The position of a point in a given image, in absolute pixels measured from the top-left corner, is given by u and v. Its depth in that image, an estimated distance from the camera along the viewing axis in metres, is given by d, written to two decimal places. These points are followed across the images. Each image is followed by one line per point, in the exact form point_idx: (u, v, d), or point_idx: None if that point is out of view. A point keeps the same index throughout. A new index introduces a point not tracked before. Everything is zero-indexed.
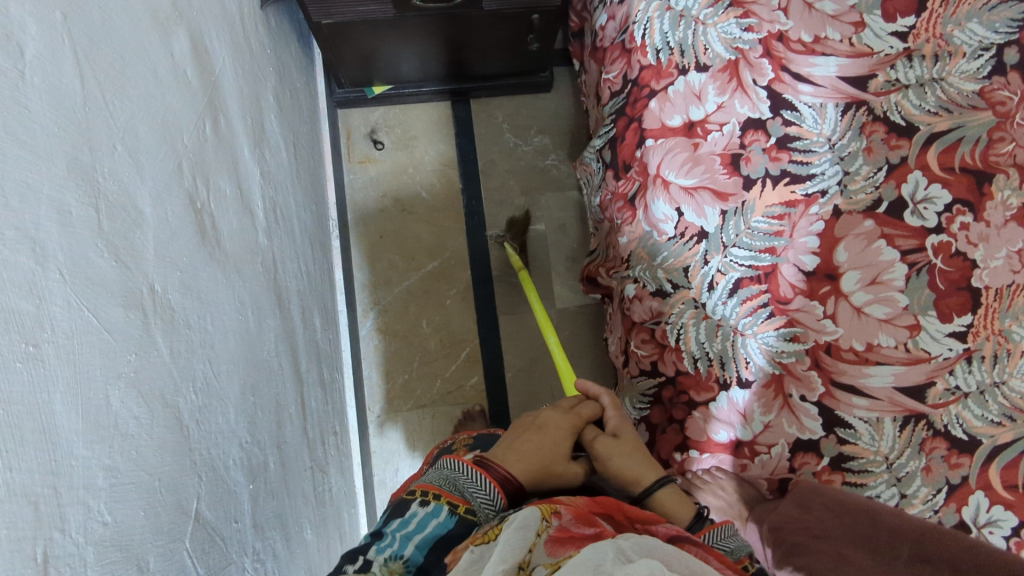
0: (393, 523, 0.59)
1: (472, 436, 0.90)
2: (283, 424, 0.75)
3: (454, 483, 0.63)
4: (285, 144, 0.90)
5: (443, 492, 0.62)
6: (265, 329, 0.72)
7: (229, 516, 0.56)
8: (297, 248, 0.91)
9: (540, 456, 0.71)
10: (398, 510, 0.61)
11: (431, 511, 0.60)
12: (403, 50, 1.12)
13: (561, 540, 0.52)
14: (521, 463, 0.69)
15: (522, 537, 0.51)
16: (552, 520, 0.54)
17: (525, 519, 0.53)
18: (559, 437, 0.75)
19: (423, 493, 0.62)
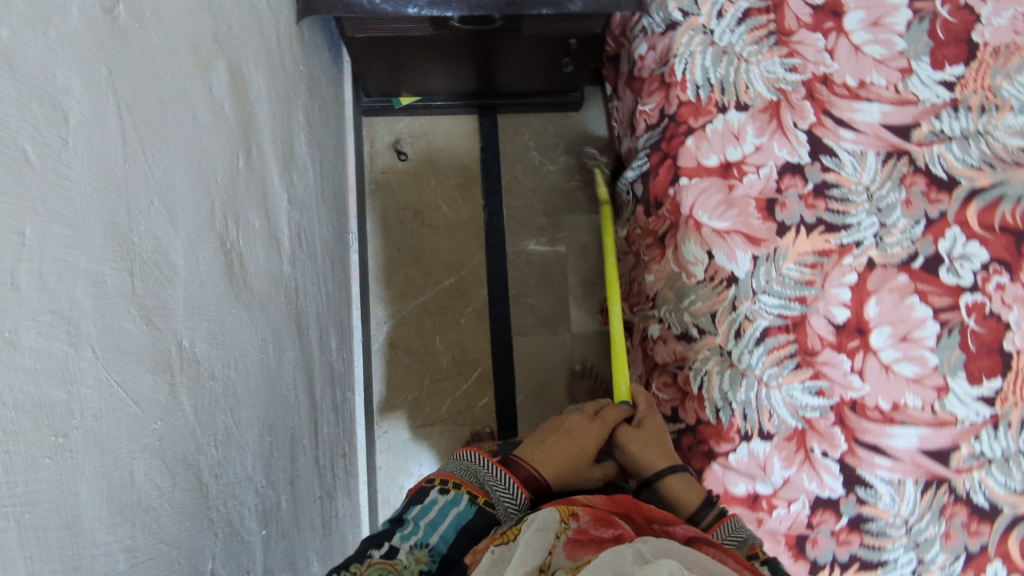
0: (414, 510, 0.59)
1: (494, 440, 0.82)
2: (297, 457, 0.73)
3: (476, 473, 0.64)
4: (312, 163, 0.88)
5: (464, 482, 0.62)
6: (285, 364, 0.70)
7: (241, 568, 0.54)
8: (318, 269, 0.89)
9: (567, 456, 0.69)
10: (421, 495, 0.61)
11: (451, 500, 0.60)
12: (434, 64, 1.10)
13: (580, 543, 0.51)
14: (549, 465, 0.68)
15: (539, 542, 0.50)
16: (570, 522, 0.53)
17: (543, 523, 0.52)
18: (586, 435, 0.72)
19: (443, 481, 0.62)
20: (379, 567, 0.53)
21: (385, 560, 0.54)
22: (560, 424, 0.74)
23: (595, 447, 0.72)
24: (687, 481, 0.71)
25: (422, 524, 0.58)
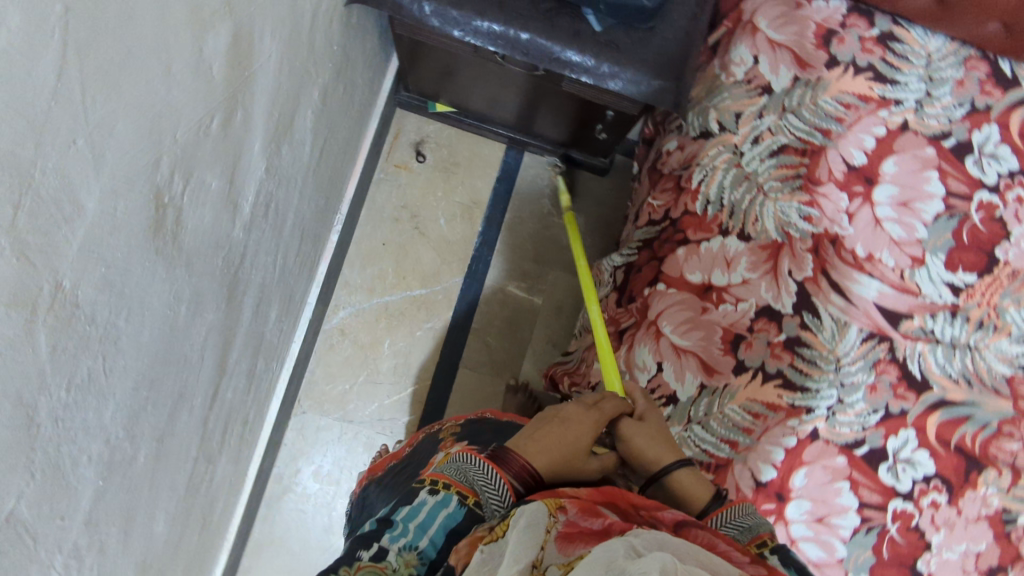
0: (403, 511, 0.56)
1: (462, 425, 0.80)
2: (177, 416, 0.72)
3: (466, 472, 0.59)
4: (313, 139, 0.88)
5: (453, 483, 0.58)
6: (197, 323, 0.69)
7: (54, 513, 0.53)
8: (281, 239, 0.88)
9: (560, 447, 0.63)
10: (410, 498, 0.57)
11: (437, 501, 0.56)
12: (476, 85, 1.09)
13: (570, 538, 0.46)
14: (542, 454, 0.62)
15: (529, 539, 0.45)
16: (558, 514, 0.48)
17: (530, 516, 0.47)
18: (583, 425, 0.66)
19: (433, 481, 0.58)
20: (367, 571, 0.51)
21: (374, 563, 0.51)
22: (555, 415, 0.67)
23: (591, 439, 0.66)
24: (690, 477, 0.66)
25: (410, 524, 0.54)
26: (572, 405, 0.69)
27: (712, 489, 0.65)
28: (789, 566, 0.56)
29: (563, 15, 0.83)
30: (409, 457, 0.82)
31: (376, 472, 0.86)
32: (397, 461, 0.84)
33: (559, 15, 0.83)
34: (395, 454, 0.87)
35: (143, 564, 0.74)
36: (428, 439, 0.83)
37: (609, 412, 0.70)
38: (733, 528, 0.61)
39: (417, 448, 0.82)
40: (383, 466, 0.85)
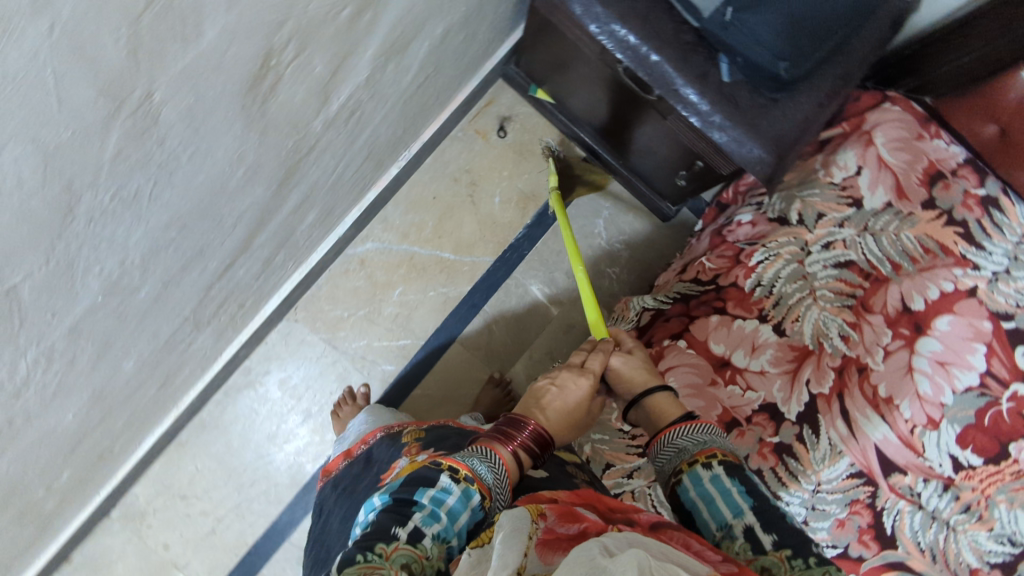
0: (429, 495, 0.52)
1: (425, 429, 0.81)
2: (189, 269, 0.71)
3: (485, 463, 0.56)
4: (418, 69, 0.87)
5: (474, 477, 0.54)
6: (244, 192, 0.69)
7: (49, 307, 0.53)
8: (348, 150, 0.87)
9: (565, 410, 0.66)
10: (430, 481, 0.54)
11: (461, 495, 0.53)
12: (583, 87, 1.07)
13: (550, 544, 0.45)
14: (549, 417, 0.64)
15: (514, 543, 0.43)
16: (540, 522, 0.47)
17: (513, 522, 0.45)
18: (577, 388, 0.68)
19: (454, 468, 0.55)
20: (404, 556, 0.47)
21: (411, 545, 0.48)
22: (549, 381, 0.68)
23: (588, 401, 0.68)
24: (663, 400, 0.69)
25: (439, 511, 0.51)
26: (561, 371, 0.70)
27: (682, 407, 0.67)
28: (734, 479, 0.56)
29: (697, 54, 0.82)
30: (365, 459, 0.83)
31: (334, 471, 0.87)
32: (353, 461, 0.85)
33: (695, 52, 0.82)
34: (351, 451, 0.88)
35: (99, 392, 0.74)
36: (385, 438, 0.84)
37: (595, 367, 0.71)
38: (691, 441, 0.62)
39: (373, 448, 0.84)
40: (339, 466, 0.87)
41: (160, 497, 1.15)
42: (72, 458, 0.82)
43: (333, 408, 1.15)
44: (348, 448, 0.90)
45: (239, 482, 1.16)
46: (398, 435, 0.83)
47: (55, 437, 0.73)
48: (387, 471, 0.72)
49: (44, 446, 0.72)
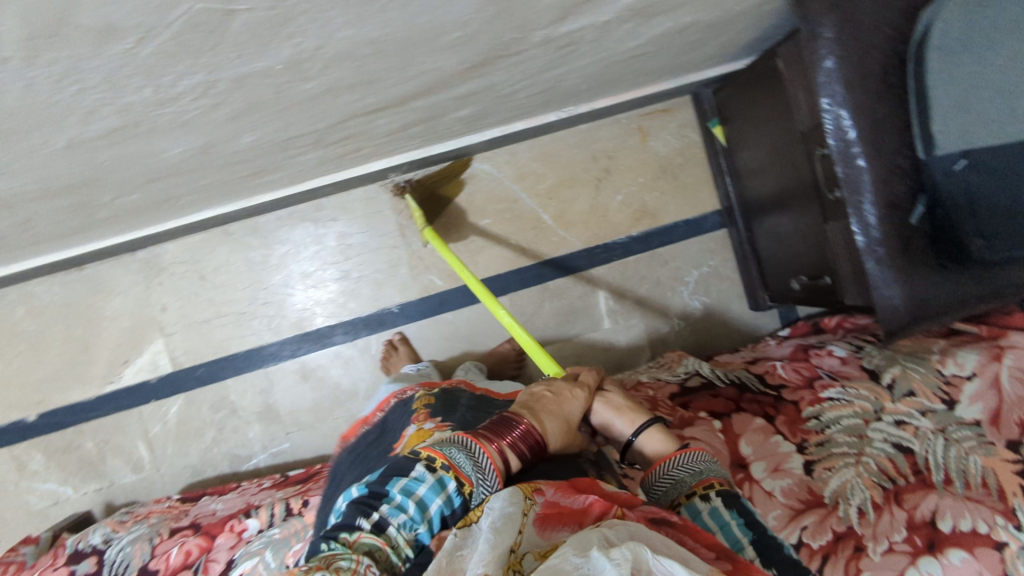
0: (399, 484, 0.57)
1: (435, 398, 0.90)
2: (352, 92, 0.70)
3: (463, 452, 0.59)
4: (643, 43, 0.85)
5: (450, 465, 0.58)
6: (442, 55, 0.68)
7: (240, 46, 0.52)
8: (539, 74, 0.85)
9: (560, 416, 0.69)
10: (405, 471, 0.58)
11: (433, 484, 0.56)
12: (764, 149, 1.04)
13: (547, 521, 0.52)
14: (545, 418, 0.68)
15: (508, 524, 0.50)
16: (536, 498, 0.55)
17: (506, 510, 0.53)
18: (568, 403, 0.72)
19: (429, 458, 0.59)
20: (367, 543, 0.53)
21: (374, 533, 0.53)
22: (546, 389, 0.73)
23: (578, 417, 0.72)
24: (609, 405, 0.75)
25: (407, 502, 0.55)
26: (557, 383, 0.75)
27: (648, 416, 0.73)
28: (733, 509, 0.57)
29: (901, 184, 0.78)
30: (381, 428, 0.92)
31: (354, 438, 0.97)
32: (369, 427, 0.95)
33: (901, 181, 0.78)
34: (369, 419, 0.98)
35: (210, 145, 0.74)
36: (400, 406, 0.94)
37: (589, 382, 0.78)
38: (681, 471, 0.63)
39: (389, 417, 0.93)
40: (358, 430, 0.96)
41: (182, 266, 1.16)
42: (150, 185, 0.84)
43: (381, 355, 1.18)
44: (368, 416, 1.00)
45: (253, 296, 1.18)
46: (409, 403, 0.93)
47: (153, 159, 0.74)
48: (398, 441, 0.82)
49: (142, 160, 0.73)
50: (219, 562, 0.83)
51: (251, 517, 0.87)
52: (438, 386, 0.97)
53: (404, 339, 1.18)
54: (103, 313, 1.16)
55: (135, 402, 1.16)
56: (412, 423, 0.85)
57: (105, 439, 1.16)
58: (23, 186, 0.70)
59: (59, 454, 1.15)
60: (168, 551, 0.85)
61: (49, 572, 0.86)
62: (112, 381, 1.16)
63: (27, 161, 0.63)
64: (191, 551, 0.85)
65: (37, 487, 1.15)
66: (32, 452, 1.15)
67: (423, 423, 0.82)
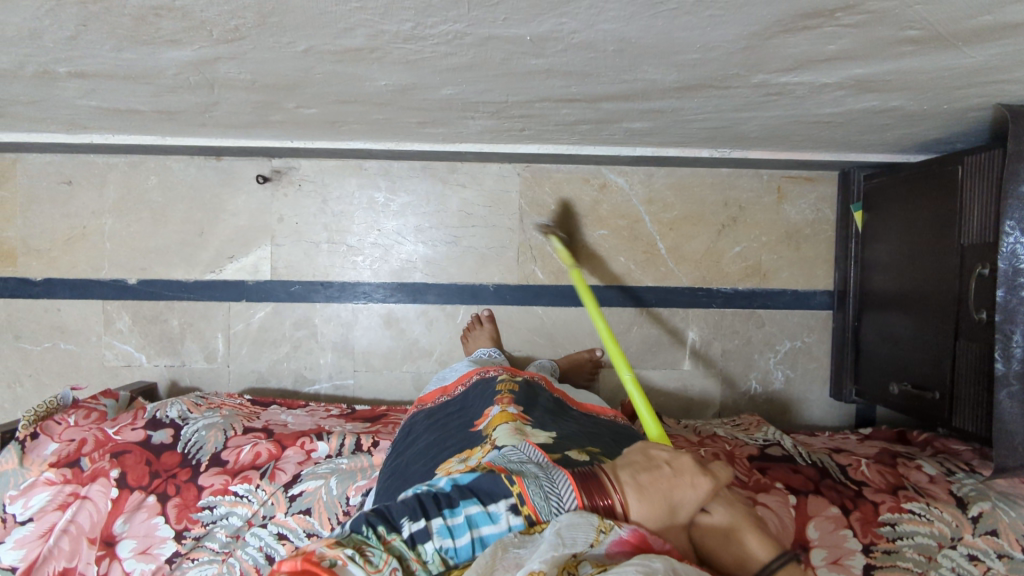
0: (473, 506, 0.49)
1: (518, 386, 0.84)
2: (565, 78, 0.72)
3: (555, 508, 0.49)
4: (840, 112, 0.84)
5: (534, 515, 0.49)
6: (665, 70, 0.69)
7: (515, 10, 0.54)
8: (727, 112, 0.85)
9: (663, 502, 0.51)
10: (489, 499, 0.49)
11: (502, 531, 0.48)
12: (906, 248, 1.03)
13: (619, 539, 0.48)
14: (640, 497, 0.50)
15: (577, 531, 0.46)
16: (614, 514, 0.49)
17: (578, 522, 0.47)
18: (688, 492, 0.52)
19: (520, 493, 0.50)
20: (402, 549, 0.45)
21: (410, 544, 0.46)
22: (664, 458, 0.54)
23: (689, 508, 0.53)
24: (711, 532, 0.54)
25: (463, 532, 0.48)
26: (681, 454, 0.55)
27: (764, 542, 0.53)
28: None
29: None
30: (458, 401, 0.86)
31: (429, 403, 0.92)
32: (448, 399, 0.89)
33: None
34: (448, 390, 0.93)
35: (412, 87, 0.77)
36: (480, 384, 0.88)
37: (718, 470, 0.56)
38: None
39: (468, 391, 0.88)
40: (435, 399, 0.91)
41: (311, 185, 1.20)
42: (332, 106, 0.87)
43: (462, 328, 1.20)
44: (445, 386, 0.94)
45: (364, 233, 1.21)
46: (488, 384, 0.86)
47: (358, 85, 0.77)
48: (477, 418, 0.76)
49: (348, 82, 0.76)
50: (287, 473, 0.85)
51: (322, 440, 0.90)
52: (520, 376, 0.91)
53: (491, 318, 1.19)
54: (226, 206, 1.20)
55: (228, 296, 1.21)
56: (492, 403, 0.79)
57: (189, 322, 1.21)
58: (239, 75, 0.74)
59: (145, 322, 1.21)
60: (239, 448, 0.88)
61: (127, 430, 0.89)
62: (213, 271, 1.20)
63: (263, 54, 0.66)
64: (261, 453, 0.87)
65: (116, 346, 1.20)
66: (122, 312, 1.20)
67: (508, 407, 0.76)
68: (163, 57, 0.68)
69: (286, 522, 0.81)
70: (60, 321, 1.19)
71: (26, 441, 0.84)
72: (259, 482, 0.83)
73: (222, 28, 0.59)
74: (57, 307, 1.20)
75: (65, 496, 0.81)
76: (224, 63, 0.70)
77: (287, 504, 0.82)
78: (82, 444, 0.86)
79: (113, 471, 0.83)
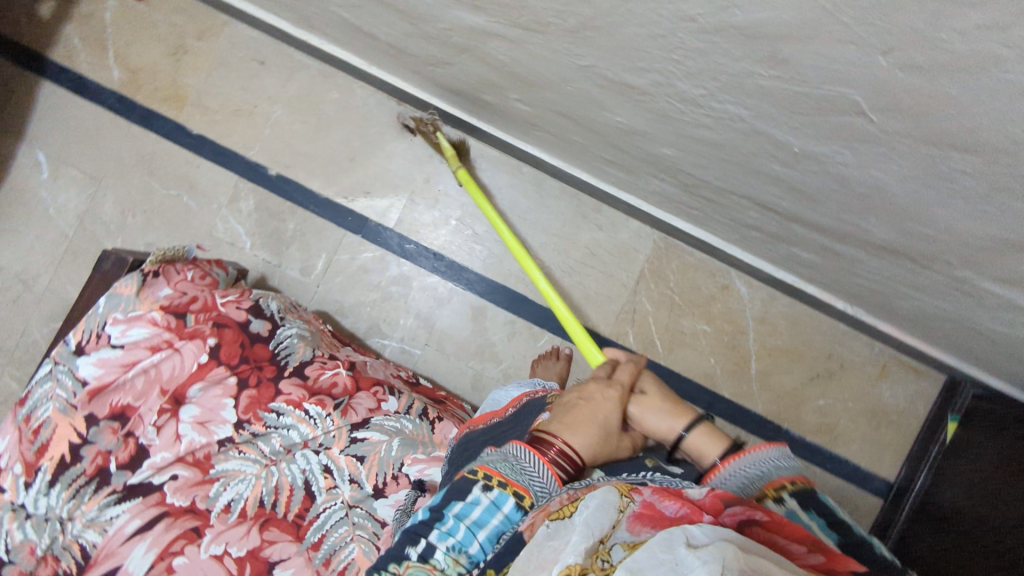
0: (455, 506, 0.52)
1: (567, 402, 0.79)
2: (788, 190, 0.74)
3: (513, 465, 0.54)
4: (1007, 334, 0.84)
5: (505, 482, 0.52)
6: (885, 228, 0.70)
7: (808, 124, 0.56)
8: (902, 285, 0.86)
9: (593, 424, 0.60)
10: (461, 492, 0.52)
11: (488, 506, 0.51)
12: (983, 474, 1.01)
13: (644, 519, 0.45)
14: (570, 430, 0.59)
15: (600, 516, 0.44)
16: (635, 496, 0.47)
17: (598, 506, 0.45)
18: (606, 407, 0.63)
19: (485, 476, 0.53)
20: (416, 571, 0.50)
21: (422, 562, 0.50)
22: (577, 396, 0.64)
23: (618, 420, 0.63)
24: (651, 406, 0.66)
25: (456, 526, 0.51)
26: (588, 387, 0.66)
27: (694, 411, 0.65)
28: (812, 511, 0.50)
29: None
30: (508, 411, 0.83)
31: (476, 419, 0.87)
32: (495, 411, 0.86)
33: None
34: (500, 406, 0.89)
35: (640, 133, 0.80)
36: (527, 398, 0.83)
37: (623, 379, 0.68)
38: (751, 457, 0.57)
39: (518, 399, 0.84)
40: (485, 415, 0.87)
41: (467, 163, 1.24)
42: (548, 113, 0.90)
43: (540, 354, 1.20)
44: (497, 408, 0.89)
45: (492, 226, 1.23)
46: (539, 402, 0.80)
47: (593, 110, 0.80)
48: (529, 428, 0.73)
49: (586, 104, 0.79)
50: (357, 414, 0.86)
51: (393, 395, 0.91)
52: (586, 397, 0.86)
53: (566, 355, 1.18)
54: (384, 146, 1.24)
55: (347, 226, 1.24)
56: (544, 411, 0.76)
57: (302, 232, 1.24)
58: (500, 56, 0.78)
59: (265, 213, 1.24)
60: (322, 369, 0.90)
61: (233, 306, 0.92)
62: (346, 197, 1.24)
63: (544, 51, 0.70)
64: (338, 384, 0.89)
65: (231, 223, 1.24)
66: (250, 195, 1.25)
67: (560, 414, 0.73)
68: (456, 11, 0.72)
69: (336, 459, 0.82)
70: (194, 177, 1.24)
71: (149, 276, 0.91)
72: (331, 412, 0.85)
73: (535, 17, 0.63)
74: (197, 164, 1.25)
75: (159, 341, 0.86)
76: (500, 41, 0.74)
77: (346, 443, 0.83)
78: (192, 301, 0.91)
79: (210, 338, 0.87)
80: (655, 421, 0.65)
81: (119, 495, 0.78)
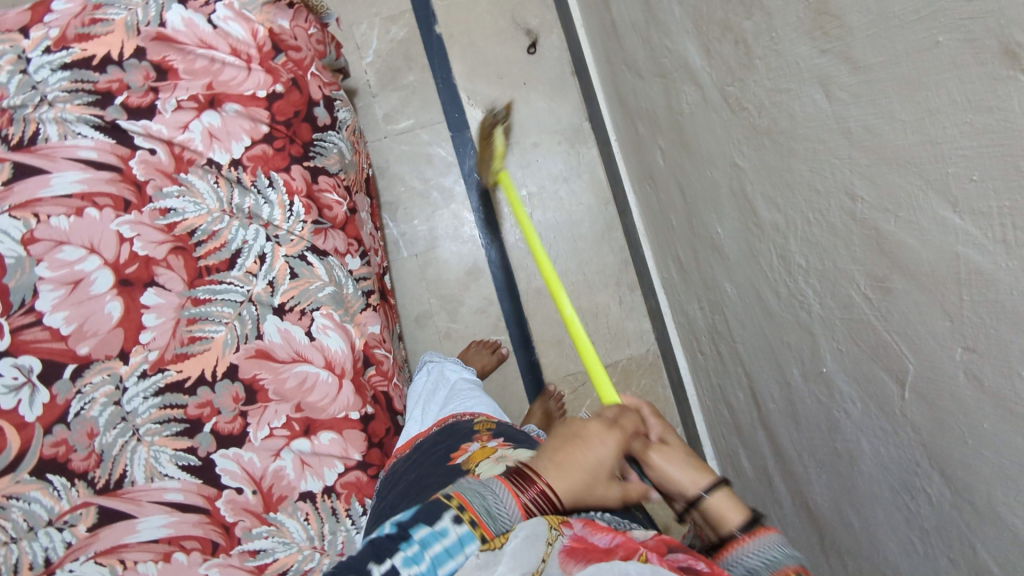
0: (412, 521, 0.44)
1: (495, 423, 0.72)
2: (783, 397, 0.74)
3: (478, 490, 0.46)
4: None
5: (472, 507, 0.44)
6: (822, 493, 0.70)
7: (850, 352, 0.57)
8: None
9: (581, 470, 0.48)
10: (425, 508, 0.45)
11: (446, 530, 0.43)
12: None
13: (573, 554, 0.40)
14: (551, 471, 0.48)
15: (530, 548, 0.40)
16: (563, 530, 0.42)
17: (528, 534, 0.41)
18: (601, 449, 0.50)
19: (450, 499, 0.45)
20: None
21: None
22: (566, 430, 0.52)
23: (612, 467, 0.50)
24: (674, 456, 0.52)
25: (415, 547, 0.42)
26: (587, 420, 0.52)
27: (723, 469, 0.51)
28: None
29: None
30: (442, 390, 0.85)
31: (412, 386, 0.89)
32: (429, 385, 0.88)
33: None
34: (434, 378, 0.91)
35: (721, 253, 0.81)
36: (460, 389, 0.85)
37: (631, 422, 0.54)
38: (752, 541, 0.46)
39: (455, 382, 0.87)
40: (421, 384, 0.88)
41: (576, 161, 1.25)
42: (671, 179, 0.92)
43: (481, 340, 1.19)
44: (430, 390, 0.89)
45: (548, 222, 1.24)
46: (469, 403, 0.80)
47: (706, 205, 0.81)
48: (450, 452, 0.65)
49: (706, 196, 0.80)
50: (324, 242, 0.85)
51: (359, 260, 0.91)
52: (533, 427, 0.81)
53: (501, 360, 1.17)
54: (532, 92, 1.26)
55: (449, 118, 1.25)
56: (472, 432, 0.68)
57: (414, 90, 1.25)
58: (683, 101, 0.79)
59: (402, 50, 1.26)
60: (332, 188, 0.90)
61: (316, 83, 0.92)
62: (469, 97, 1.25)
63: (718, 126, 0.71)
64: (332, 210, 0.89)
65: (372, 32, 1.25)
66: (406, 28, 1.26)
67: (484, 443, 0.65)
68: (685, 38, 0.74)
69: (276, 257, 0.81)
70: None
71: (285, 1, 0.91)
72: (308, 221, 0.84)
73: (738, 93, 0.65)
74: None
75: (244, 51, 0.86)
76: (693, 91, 0.76)
77: (296, 251, 0.82)
78: (296, 48, 0.90)
79: (280, 85, 0.87)
80: (678, 469, 0.51)
81: (102, 125, 0.77)
